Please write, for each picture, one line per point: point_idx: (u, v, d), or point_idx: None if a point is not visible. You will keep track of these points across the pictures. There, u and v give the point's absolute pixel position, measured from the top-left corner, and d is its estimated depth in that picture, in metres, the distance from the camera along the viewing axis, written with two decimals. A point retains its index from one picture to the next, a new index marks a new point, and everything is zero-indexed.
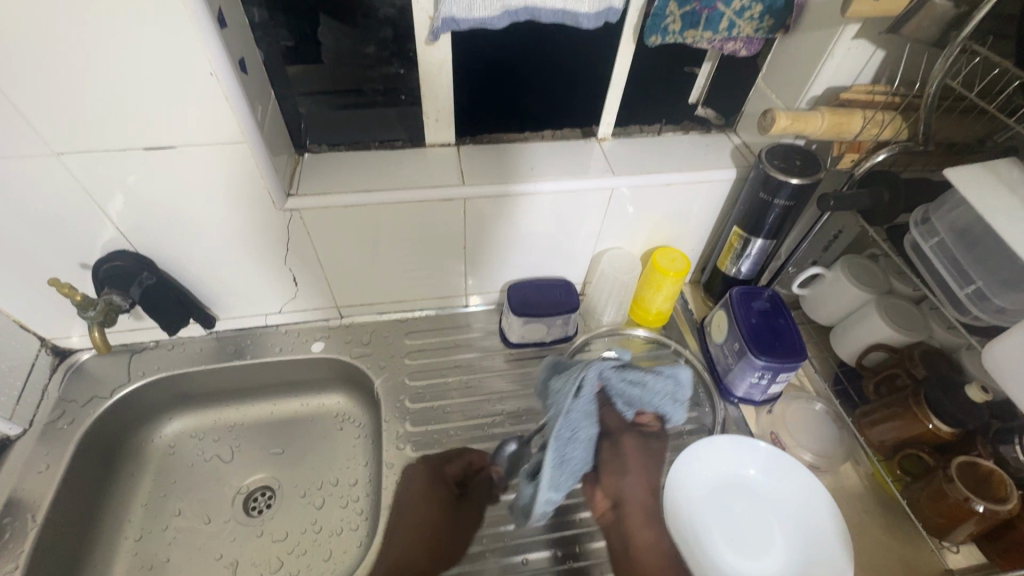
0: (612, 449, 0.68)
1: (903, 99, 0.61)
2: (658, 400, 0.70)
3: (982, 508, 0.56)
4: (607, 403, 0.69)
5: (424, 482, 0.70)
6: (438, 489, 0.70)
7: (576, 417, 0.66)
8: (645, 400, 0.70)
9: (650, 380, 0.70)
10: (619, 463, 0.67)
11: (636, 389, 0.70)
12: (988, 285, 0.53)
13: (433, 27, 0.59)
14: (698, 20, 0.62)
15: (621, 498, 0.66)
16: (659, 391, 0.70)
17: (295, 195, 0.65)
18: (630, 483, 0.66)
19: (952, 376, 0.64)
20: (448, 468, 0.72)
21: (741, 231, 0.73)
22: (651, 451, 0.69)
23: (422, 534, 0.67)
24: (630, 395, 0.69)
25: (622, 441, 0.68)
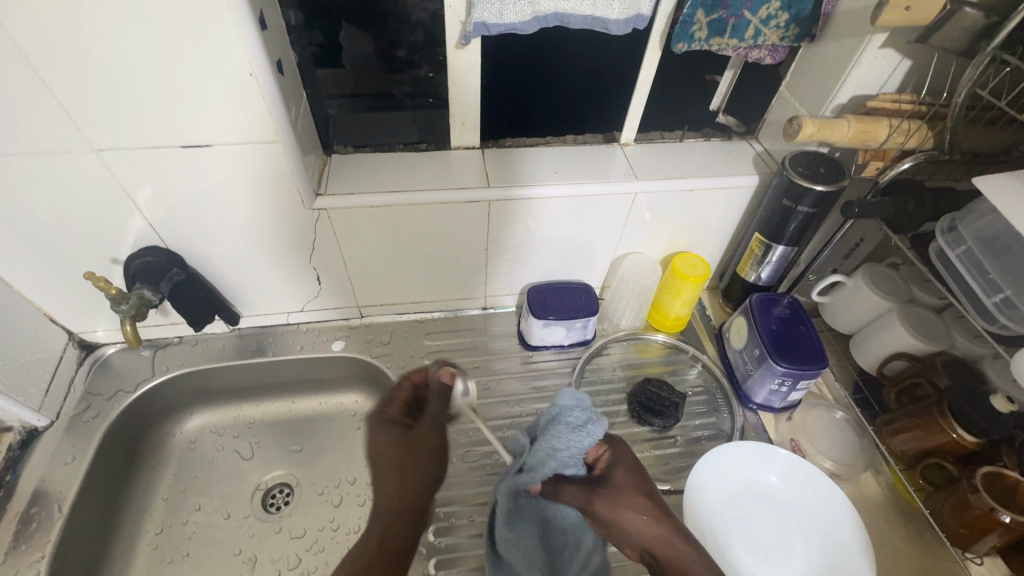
0: (595, 521, 0.56)
1: (930, 108, 0.61)
2: (572, 446, 0.54)
3: (1008, 519, 0.55)
4: (554, 489, 0.57)
5: (376, 432, 0.60)
6: (385, 433, 0.59)
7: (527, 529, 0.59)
8: (567, 459, 0.55)
9: (553, 450, 0.55)
10: (613, 520, 0.55)
11: (546, 468, 0.55)
12: (1016, 295, 0.53)
13: (465, 32, 0.60)
14: (724, 28, 0.62)
15: (646, 548, 0.55)
16: (566, 444, 0.54)
17: (323, 194, 0.66)
18: (635, 530, 0.54)
19: (976, 386, 0.63)
20: (387, 407, 0.62)
21: (762, 237, 0.74)
22: (616, 483, 0.56)
23: (385, 472, 0.57)
24: (551, 468, 0.55)
25: (595, 506, 0.55)
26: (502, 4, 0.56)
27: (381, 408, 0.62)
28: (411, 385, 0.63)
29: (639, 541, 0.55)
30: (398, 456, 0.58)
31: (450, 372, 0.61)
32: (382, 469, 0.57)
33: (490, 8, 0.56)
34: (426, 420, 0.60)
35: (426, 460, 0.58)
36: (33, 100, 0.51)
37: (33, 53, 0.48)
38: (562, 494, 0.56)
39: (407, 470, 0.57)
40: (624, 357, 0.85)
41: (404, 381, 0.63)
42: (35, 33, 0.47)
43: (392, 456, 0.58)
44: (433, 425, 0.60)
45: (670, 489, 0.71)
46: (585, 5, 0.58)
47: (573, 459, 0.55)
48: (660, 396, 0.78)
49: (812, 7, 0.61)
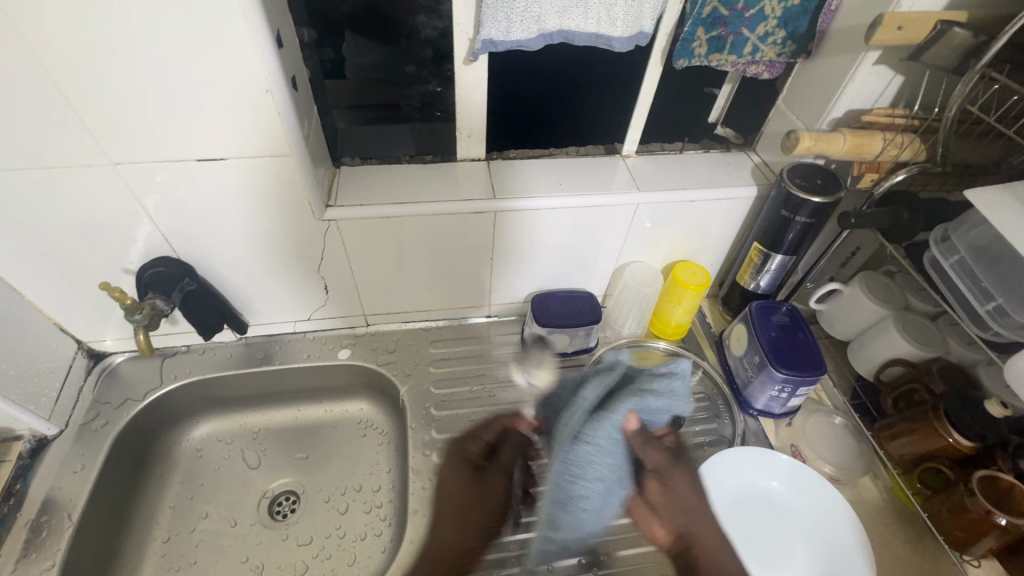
0: (660, 486, 0.58)
1: (922, 123, 0.63)
2: (675, 393, 0.62)
3: (1004, 521, 0.56)
4: (642, 439, 0.57)
5: (450, 467, 0.65)
6: (460, 479, 0.64)
7: (600, 448, 0.55)
8: (660, 407, 0.60)
9: (663, 392, 0.60)
10: (682, 495, 0.58)
11: (660, 398, 0.60)
12: (1008, 302, 0.54)
13: (472, 49, 0.61)
14: (723, 45, 0.65)
15: (687, 533, 0.57)
16: (677, 394, 0.62)
17: (332, 206, 0.67)
18: (687, 515, 0.57)
19: (971, 391, 0.64)
20: (472, 443, 0.65)
21: (761, 246, 0.75)
22: (695, 469, 0.60)
23: (450, 513, 0.63)
24: (651, 412, 0.59)
25: (675, 473, 0.58)
26: (509, 22, 0.58)
27: (457, 444, 0.66)
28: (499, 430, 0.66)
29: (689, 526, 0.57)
30: (462, 499, 0.63)
31: (531, 424, 0.67)
32: (449, 504, 0.64)
33: (498, 25, 0.58)
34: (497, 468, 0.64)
35: (484, 505, 0.64)
36: (54, 115, 0.52)
37: (57, 71, 0.49)
38: (643, 450, 0.57)
39: (471, 510, 0.63)
40: None
41: (493, 423, 0.66)
42: (59, 50, 0.48)
43: (458, 501, 0.63)
44: (501, 475, 0.64)
45: None
46: (589, 23, 0.60)
47: (670, 408, 0.60)
48: None
49: (808, 25, 0.63)
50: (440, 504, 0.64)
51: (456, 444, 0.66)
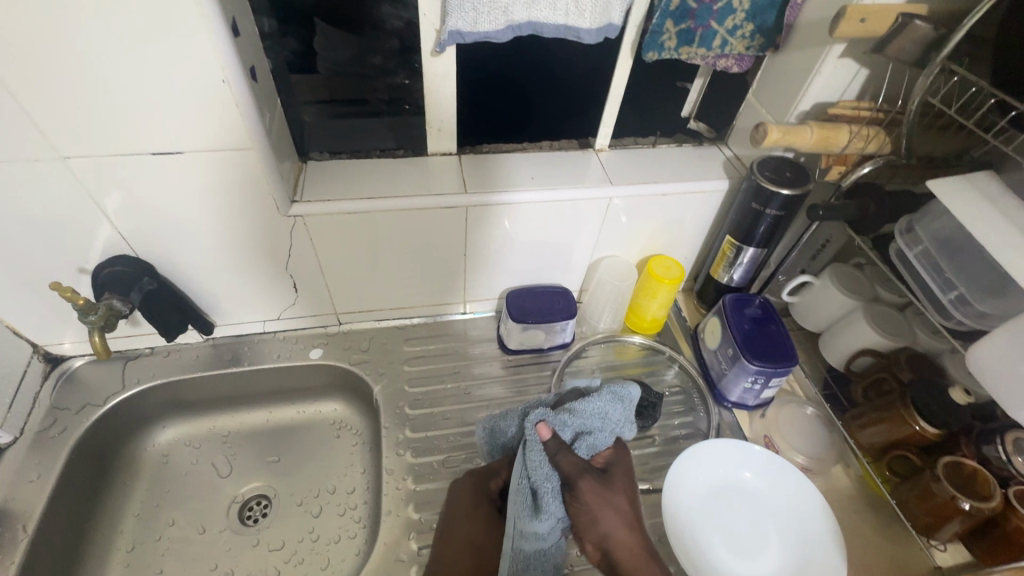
0: (574, 501, 0.55)
1: (887, 115, 0.64)
2: (609, 412, 0.61)
3: (968, 506, 0.58)
4: (557, 448, 0.56)
5: (471, 502, 0.62)
6: (484, 514, 0.61)
7: (541, 469, 0.55)
8: (593, 424, 0.59)
9: (595, 407, 0.60)
10: (591, 510, 0.54)
11: (584, 420, 0.59)
12: (969, 290, 0.55)
13: (439, 40, 0.60)
14: (692, 38, 0.65)
15: (608, 545, 0.54)
16: (616, 415, 0.61)
17: (299, 201, 0.66)
18: (611, 529, 0.54)
19: (937, 379, 0.66)
20: (492, 482, 0.63)
21: (733, 240, 0.76)
22: (616, 483, 0.57)
23: (461, 547, 0.59)
24: (571, 424, 0.59)
25: (583, 483, 0.54)
26: (476, 13, 0.57)
27: (468, 479, 0.64)
28: None
29: (608, 539, 0.53)
30: (485, 538, 0.60)
31: None
32: (465, 538, 0.60)
33: (465, 16, 0.57)
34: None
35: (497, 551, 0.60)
36: None
37: None
38: (560, 461, 0.55)
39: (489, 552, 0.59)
40: (603, 358, 0.86)
41: (500, 464, 0.64)
42: None
43: (477, 536, 0.60)
44: None
45: (649, 487, 0.72)
46: (557, 14, 0.59)
47: (606, 429, 0.60)
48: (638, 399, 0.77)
49: (776, 19, 0.63)
50: (458, 537, 0.60)
51: (477, 476, 0.63)
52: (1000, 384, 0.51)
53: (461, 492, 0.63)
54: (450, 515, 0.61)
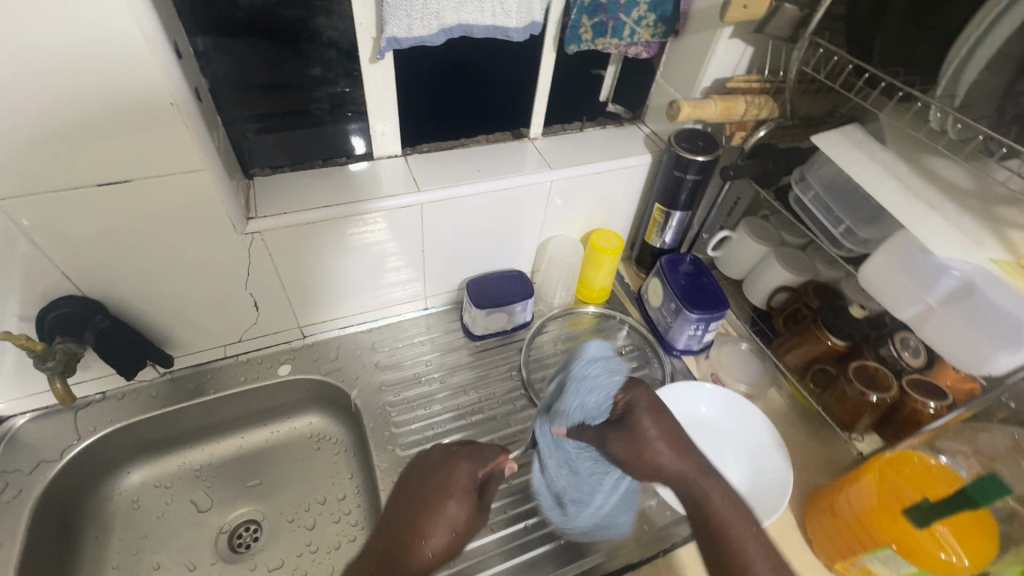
0: (619, 443, 0.62)
1: (772, 85, 0.75)
2: (586, 394, 0.64)
3: (875, 398, 0.70)
4: (579, 435, 0.65)
5: (458, 473, 0.61)
6: (468, 497, 0.60)
7: (558, 471, 0.67)
8: (586, 399, 0.64)
9: (571, 401, 0.64)
10: (628, 454, 0.62)
11: (570, 416, 0.64)
12: (853, 223, 0.67)
13: (378, 47, 0.63)
14: (605, 29, 0.72)
15: (658, 475, 0.61)
16: (592, 391, 0.63)
17: (254, 218, 0.66)
18: (658, 458, 0.61)
19: (838, 300, 0.78)
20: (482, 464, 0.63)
21: (662, 207, 0.85)
22: (637, 424, 0.62)
23: (438, 521, 0.57)
24: (569, 419, 0.65)
25: (608, 440, 0.63)
26: (410, 19, 0.60)
27: (459, 453, 0.63)
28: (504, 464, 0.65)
29: (658, 470, 0.61)
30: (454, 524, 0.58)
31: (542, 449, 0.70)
32: (442, 516, 0.57)
33: (400, 23, 0.60)
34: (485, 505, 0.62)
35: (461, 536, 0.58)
36: None
37: None
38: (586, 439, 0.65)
39: (454, 535, 0.57)
40: (561, 331, 0.93)
41: (490, 454, 0.64)
42: None
43: (456, 514, 0.58)
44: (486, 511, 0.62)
45: None
46: (485, 17, 0.64)
47: (593, 400, 0.63)
48: None
49: (673, 8, 0.72)
50: (430, 504, 0.58)
51: (474, 456, 0.63)
52: (888, 294, 0.62)
53: (446, 467, 0.61)
54: (429, 480, 0.60)
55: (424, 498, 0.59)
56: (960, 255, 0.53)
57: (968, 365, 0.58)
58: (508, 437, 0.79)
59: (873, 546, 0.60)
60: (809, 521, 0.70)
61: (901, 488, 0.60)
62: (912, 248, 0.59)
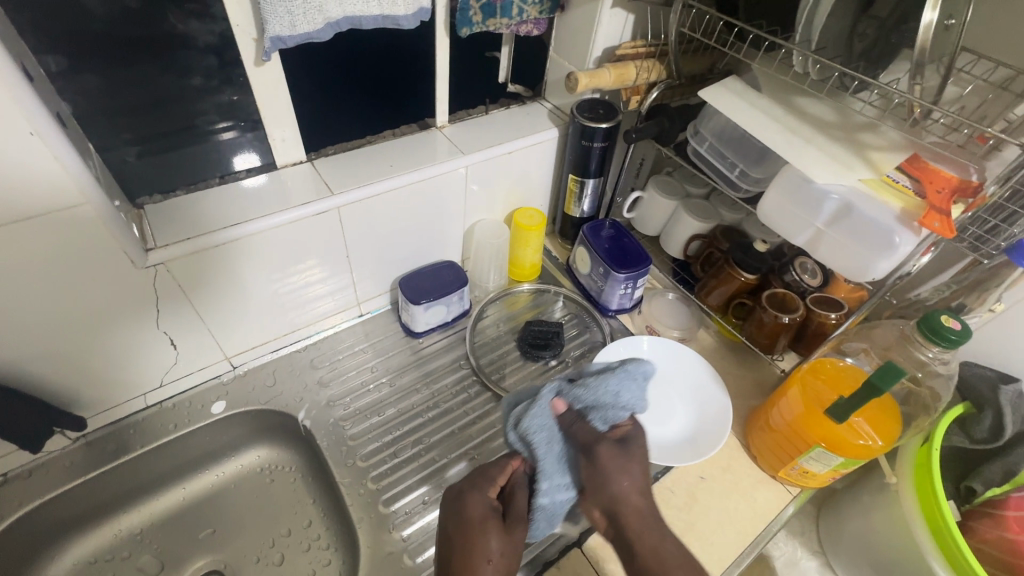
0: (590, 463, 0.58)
1: (656, 49, 0.80)
2: (620, 386, 0.63)
3: (788, 320, 0.78)
4: (573, 420, 0.62)
5: (468, 507, 0.56)
6: (492, 523, 0.56)
7: (535, 436, 0.61)
8: (602, 400, 0.62)
9: (607, 382, 0.63)
10: (600, 483, 0.57)
11: (591, 397, 0.62)
12: (747, 166, 0.73)
13: (262, 49, 0.59)
14: (494, 10, 0.72)
15: (615, 512, 0.56)
16: (627, 388, 0.63)
17: (155, 248, 0.60)
18: (624, 493, 0.56)
19: (744, 240, 0.86)
20: (489, 488, 0.59)
21: (576, 176, 0.88)
22: (639, 447, 0.60)
23: (476, 560, 0.53)
24: (584, 396, 0.63)
25: (597, 450, 0.59)
26: (293, 16, 0.57)
27: (464, 485, 0.59)
28: (510, 471, 0.61)
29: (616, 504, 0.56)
30: (499, 549, 0.54)
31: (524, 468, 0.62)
32: (487, 554, 0.53)
33: (282, 20, 0.57)
34: (518, 517, 0.58)
35: (511, 559, 0.55)
36: None
37: None
38: (573, 432, 0.61)
39: (502, 562, 0.54)
40: (500, 313, 0.95)
41: (495, 470, 0.61)
42: None
43: (493, 541, 0.54)
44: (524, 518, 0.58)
45: None
46: (372, 7, 0.62)
47: (621, 405, 0.62)
48: (543, 332, 0.89)
49: None
50: (469, 539, 0.54)
51: (477, 483, 0.59)
52: (784, 225, 0.69)
53: (457, 504, 0.57)
54: (448, 521, 0.56)
55: (453, 539, 0.55)
56: (836, 179, 0.60)
57: (857, 274, 0.65)
58: (468, 425, 0.80)
59: (806, 449, 0.67)
60: (752, 440, 0.77)
61: (820, 391, 0.68)
62: (798, 181, 0.66)
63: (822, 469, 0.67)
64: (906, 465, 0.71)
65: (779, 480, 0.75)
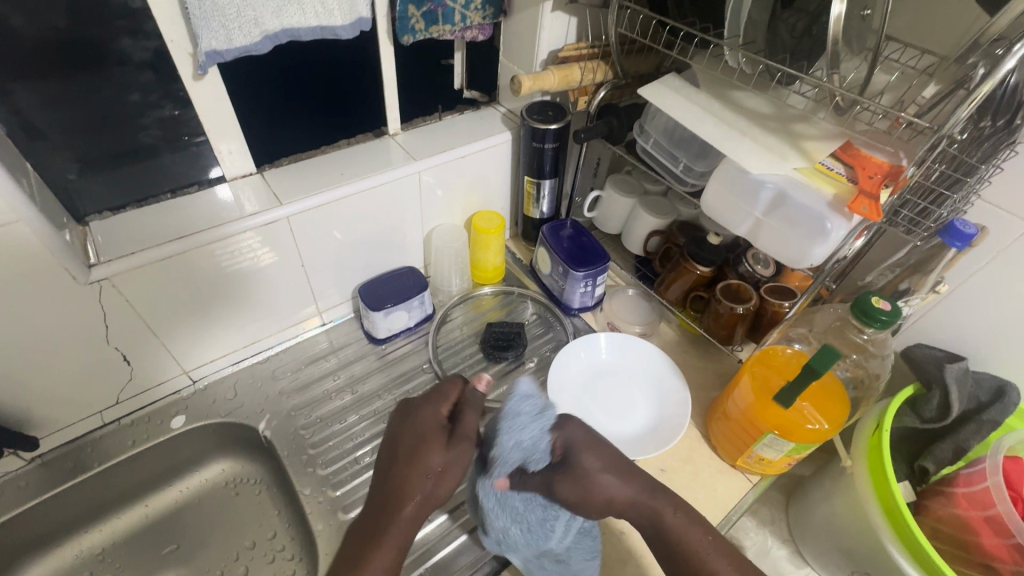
0: (568, 480, 0.60)
1: (599, 50, 0.82)
2: (525, 430, 0.58)
3: (743, 310, 0.79)
4: (522, 481, 0.61)
5: (413, 423, 0.61)
6: (433, 438, 0.60)
7: (516, 533, 0.60)
8: (517, 458, 0.58)
9: (508, 441, 0.57)
10: (577, 498, 0.60)
11: (516, 462, 0.58)
12: (690, 160, 0.75)
13: (198, 63, 0.59)
14: (436, 17, 0.74)
15: (613, 509, 0.61)
16: (524, 428, 0.58)
17: (98, 264, 0.60)
18: (608, 491, 0.60)
19: (699, 234, 0.87)
20: (440, 405, 0.63)
21: (532, 178, 0.89)
22: (580, 462, 0.60)
23: (410, 472, 0.58)
24: (505, 467, 0.58)
25: (555, 485, 0.60)
26: (227, 30, 0.58)
27: (418, 402, 0.64)
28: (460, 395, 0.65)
29: (609, 501, 0.60)
30: (436, 464, 0.58)
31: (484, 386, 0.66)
32: (424, 475, 0.57)
33: (216, 34, 0.58)
34: (464, 436, 0.60)
35: (445, 473, 0.58)
36: None
37: None
38: (527, 485, 0.60)
39: (438, 476, 0.58)
40: (466, 315, 0.96)
41: (445, 390, 0.65)
42: None
43: (432, 458, 0.58)
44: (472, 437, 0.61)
45: None
46: (308, 17, 0.63)
47: (537, 443, 0.59)
48: (505, 332, 0.90)
49: None
50: (410, 458, 0.59)
51: (427, 400, 0.64)
52: (727, 217, 0.70)
53: (410, 420, 0.62)
54: (398, 436, 0.62)
55: (398, 451, 0.60)
56: (769, 169, 0.61)
57: (794, 261, 0.66)
58: None
59: (759, 436, 0.68)
60: (712, 431, 0.78)
61: (769, 379, 0.70)
62: (737, 173, 0.67)
63: (776, 455, 0.68)
64: (860, 448, 0.72)
65: (739, 468, 0.76)
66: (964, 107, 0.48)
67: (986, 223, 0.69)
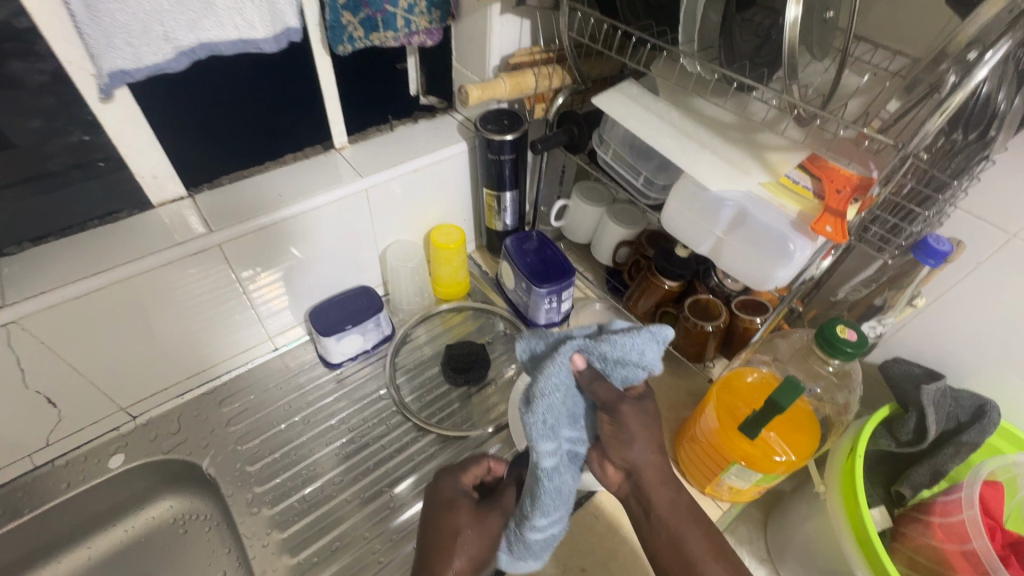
0: (613, 423, 0.51)
1: (554, 54, 0.76)
2: (644, 349, 0.53)
3: (712, 328, 0.75)
4: (591, 377, 0.52)
5: (447, 496, 0.55)
6: (464, 507, 0.54)
7: (553, 399, 0.49)
8: (628, 358, 0.53)
9: (631, 340, 0.53)
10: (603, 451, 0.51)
11: (616, 361, 0.53)
12: (650, 171, 0.70)
13: (100, 85, 0.55)
14: (376, 23, 0.68)
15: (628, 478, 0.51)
16: (646, 348, 0.53)
17: (5, 307, 0.56)
18: (630, 458, 0.50)
19: (668, 245, 0.83)
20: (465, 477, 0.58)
21: (492, 191, 0.84)
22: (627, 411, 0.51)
23: (449, 538, 0.52)
24: (610, 352, 0.52)
25: (622, 410, 0.51)
26: (132, 48, 0.54)
27: (450, 471, 0.58)
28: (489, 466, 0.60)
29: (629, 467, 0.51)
30: (469, 530, 0.52)
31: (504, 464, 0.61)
32: (467, 537, 0.52)
33: (121, 54, 0.53)
34: (494, 504, 0.55)
35: (484, 542, 0.52)
36: None
37: None
38: (594, 389, 0.52)
39: (474, 545, 0.52)
40: (429, 332, 0.92)
41: (473, 458, 0.60)
42: None
43: (461, 519, 0.53)
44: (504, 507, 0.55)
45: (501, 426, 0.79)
46: (227, 30, 0.58)
47: (642, 366, 0.53)
48: (465, 354, 0.84)
49: None
50: (448, 530, 0.52)
51: (454, 470, 0.58)
52: (688, 234, 0.66)
53: (436, 490, 0.56)
54: (427, 511, 0.55)
55: (432, 524, 0.53)
56: (730, 185, 0.57)
57: (759, 282, 0.62)
58: (385, 459, 0.76)
59: (726, 466, 0.64)
60: (681, 455, 0.74)
61: (735, 406, 0.66)
62: (696, 189, 0.63)
63: (745, 484, 0.65)
64: (833, 473, 0.69)
65: (709, 495, 0.72)
66: (937, 118, 0.43)
67: (962, 233, 0.65)
